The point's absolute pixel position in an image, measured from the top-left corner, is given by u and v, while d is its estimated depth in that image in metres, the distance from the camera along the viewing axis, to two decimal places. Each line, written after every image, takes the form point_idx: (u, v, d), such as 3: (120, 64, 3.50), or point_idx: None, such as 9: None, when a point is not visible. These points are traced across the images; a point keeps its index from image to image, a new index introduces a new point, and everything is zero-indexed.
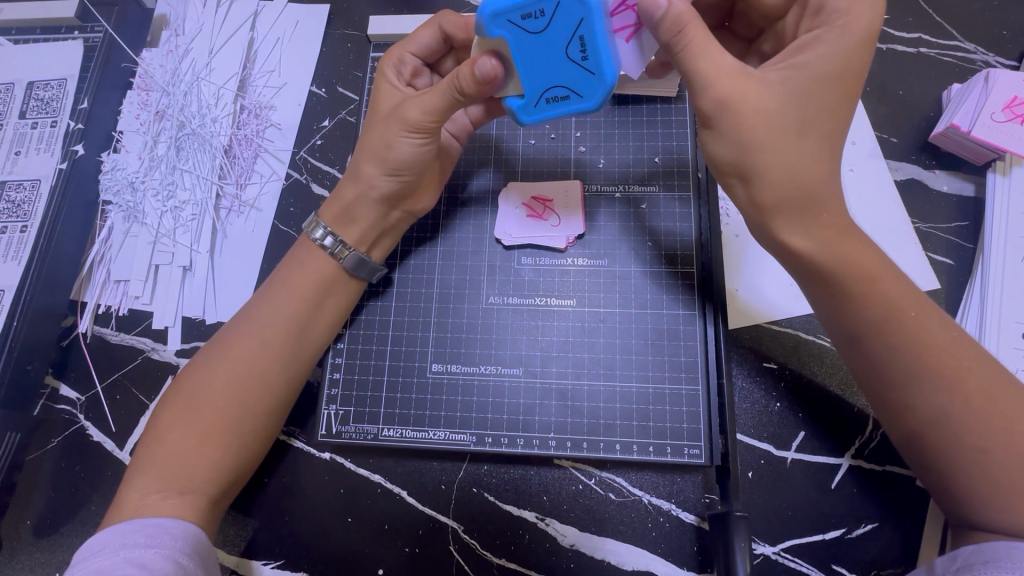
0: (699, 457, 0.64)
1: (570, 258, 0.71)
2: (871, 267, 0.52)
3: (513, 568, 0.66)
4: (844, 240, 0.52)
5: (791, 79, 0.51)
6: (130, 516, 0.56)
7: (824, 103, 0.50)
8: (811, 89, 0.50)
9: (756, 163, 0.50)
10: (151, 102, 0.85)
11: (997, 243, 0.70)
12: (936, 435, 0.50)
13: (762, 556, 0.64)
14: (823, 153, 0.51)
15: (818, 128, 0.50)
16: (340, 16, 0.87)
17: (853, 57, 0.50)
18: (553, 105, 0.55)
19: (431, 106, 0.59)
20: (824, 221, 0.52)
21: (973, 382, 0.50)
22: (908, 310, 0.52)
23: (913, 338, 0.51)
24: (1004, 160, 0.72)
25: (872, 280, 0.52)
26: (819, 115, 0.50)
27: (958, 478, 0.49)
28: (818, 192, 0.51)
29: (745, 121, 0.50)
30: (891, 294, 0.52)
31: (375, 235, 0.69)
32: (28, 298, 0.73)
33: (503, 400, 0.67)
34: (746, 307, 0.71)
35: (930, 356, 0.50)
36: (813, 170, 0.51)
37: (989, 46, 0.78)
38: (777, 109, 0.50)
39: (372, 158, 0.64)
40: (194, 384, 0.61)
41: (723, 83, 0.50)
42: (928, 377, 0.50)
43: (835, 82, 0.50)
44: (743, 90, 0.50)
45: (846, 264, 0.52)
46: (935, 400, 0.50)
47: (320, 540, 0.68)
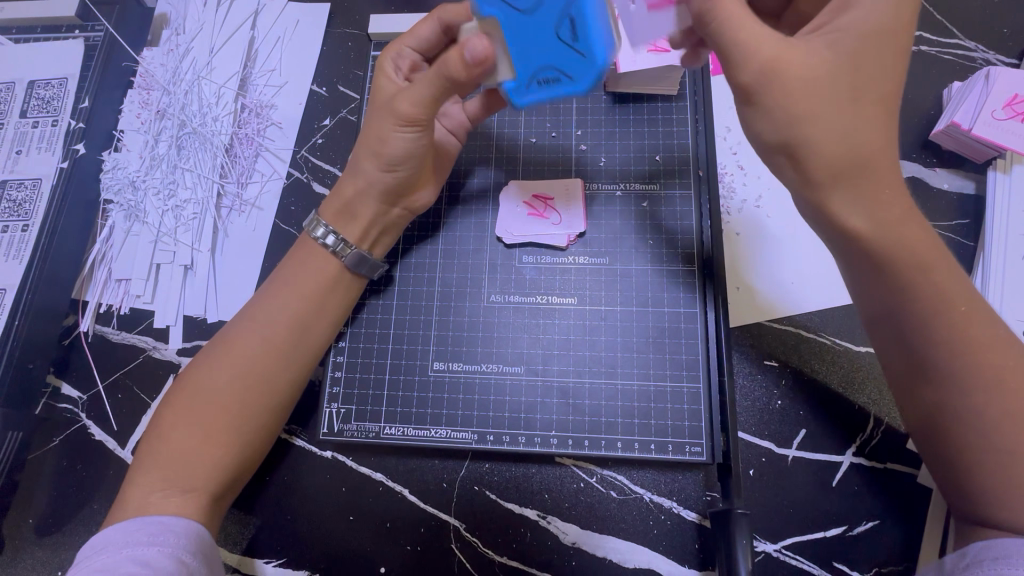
0: (701, 454, 0.64)
1: (571, 256, 0.71)
2: (928, 252, 0.50)
3: (515, 566, 0.66)
4: (903, 221, 0.50)
5: (838, 42, 0.50)
6: (134, 514, 0.56)
7: (878, 64, 0.50)
8: (863, 46, 0.49)
9: (808, 135, 0.49)
10: (152, 101, 0.85)
11: (999, 240, 0.70)
12: (962, 431, 0.50)
13: (763, 554, 0.64)
14: (880, 119, 0.50)
15: (872, 95, 0.49)
16: (340, 15, 0.87)
17: (901, 16, 0.50)
18: (544, 87, 0.57)
19: (419, 96, 0.59)
20: (883, 197, 0.50)
21: (1013, 381, 0.49)
22: (958, 304, 0.50)
23: (960, 332, 0.50)
24: (1005, 157, 0.72)
25: (926, 268, 0.50)
26: (871, 79, 0.50)
27: (975, 476, 0.49)
28: (875, 159, 0.49)
29: (793, 94, 0.49)
30: (943, 286, 0.50)
31: (377, 231, 0.69)
32: (30, 297, 0.73)
33: (505, 397, 0.68)
34: (767, 303, 0.71)
35: (972, 351, 0.49)
36: (870, 136, 0.49)
37: (988, 43, 0.78)
38: (825, 75, 0.49)
39: (371, 153, 0.64)
40: (196, 383, 0.61)
41: (770, 50, 0.49)
42: (965, 373, 0.49)
43: (888, 38, 0.50)
44: (790, 57, 0.49)
45: (903, 247, 0.50)
46: (970, 396, 0.49)
47: (322, 539, 0.68)
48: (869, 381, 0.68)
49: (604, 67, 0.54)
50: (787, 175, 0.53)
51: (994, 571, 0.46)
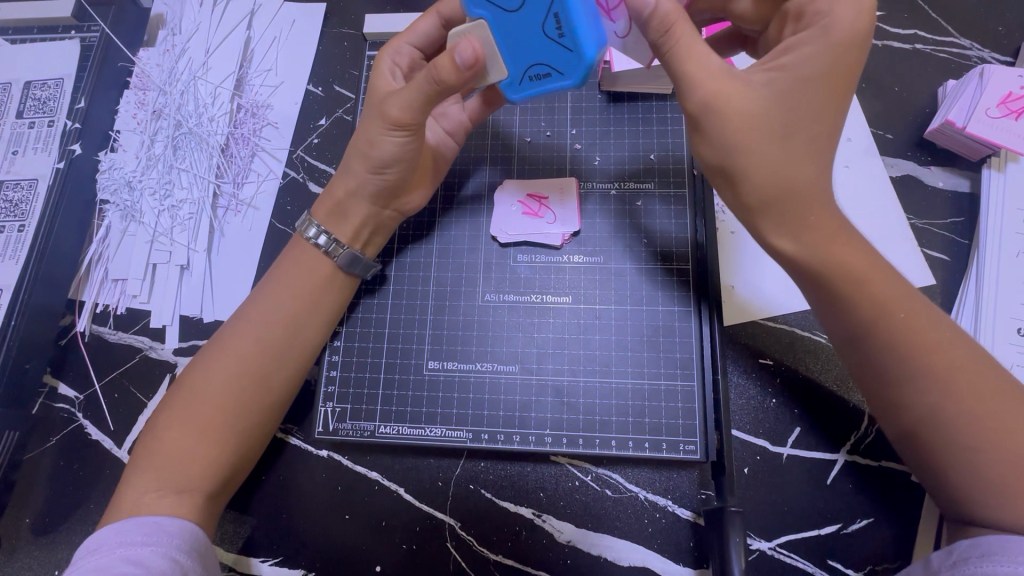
0: (695, 453, 0.64)
1: (567, 255, 0.71)
2: (863, 268, 0.51)
3: (510, 564, 0.66)
4: (837, 244, 0.51)
5: (773, 83, 0.51)
6: (128, 513, 0.56)
7: (810, 105, 0.50)
8: (797, 89, 0.50)
9: (739, 166, 0.51)
10: (148, 101, 0.85)
11: (993, 238, 0.70)
12: (930, 435, 0.50)
13: (758, 551, 0.64)
14: (810, 157, 0.51)
15: (803, 134, 0.50)
16: (336, 15, 0.87)
17: (842, 58, 0.50)
18: (536, 82, 0.58)
19: (408, 100, 0.58)
20: (815, 226, 0.51)
21: (965, 381, 0.49)
22: (898, 312, 0.51)
23: (907, 340, 0.50)
24: (999, 155, 0.72)
25: (863, 283, 0.51)
26: (806, 118, 0.50)
27: (950, 477, 0.49)
28: (802, 198, 0.51)
29: (728, 125, 0.50)
30: (881, 298, 0.51)
31: (371, 230, 0.69)
32: (26, 296, 0.73)
33: (499, 396, 0.68)
34: (744, 303, 0.71)
35: (921, 357, 0.50)
36: (799, 173, 0.50)
37: (984, 42, 0.78)
38: (761, 113, 0.50)
39: (365, 155, 0.64)
40: (193, 382, 0.61)
41: (711, 84, 0.51)
42: (924, 378, 0.50)
43: (820, 83, 0.50)
44: (729, 93, 0.51)
45: (836, 269, 0.51)
46: (932, 401, 0.50)
47: (317, 537, 0.68)
48: None
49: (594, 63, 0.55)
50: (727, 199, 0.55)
51: (983, 568, 0.46)
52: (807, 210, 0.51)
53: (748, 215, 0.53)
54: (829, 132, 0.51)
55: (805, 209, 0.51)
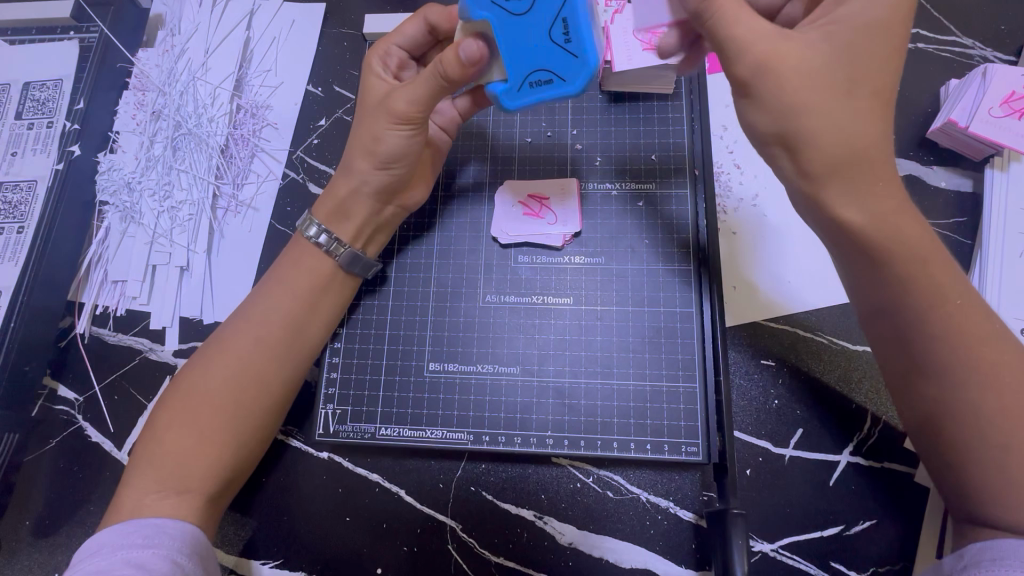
0: (696, 454, 0.64)
1: (567, 255, 0.71)
2: (924, 246, 0.50)
3: (512, 566, 0.66)
4: (900, 215, 0.50)
5: (832, 38, 0.50)
6: (129, 516, 0.56)
7: (869, 59, 0.49)
8: (854, 44, 0.49)
9: (806, 127, 0.49)
10: (147, 102, 0.85)
11: (996, 239, 0.69)
12: (963, 427, 0.49)
13: (760, 553, 0.64)
14: (874, 111, 0.49)
15: (865, 86, 0.49)
16: (335, 15, 0.87)
17: (898, 12, 0.50)
18: (535, 89, 0.56)
19: (414, 95, 0.59)
20: (880, 192, 0.50)
21: (1006, 376, 0.49)
22: (954, 298, 0.50)
23: (955, 327, 0.49)
24: (1003, 155, 0.72)
25: (923, 260, 0.50)
26: (868, 72, 0.49)
27: (970, 473, 0.49)
28: (869, 153, 0.49)
29: (790, 84, 0.49)
30: (940, 281, 0.50)
31: (371, 230, 0.69)
32: (25, 298, 0.73)
33: (500, 398, 0.67)
34: (769, 301, 0.71)
35: (970, 346, 0.49)
36: (865, 128, 0.49)
37: (986, 41, 0.78)
38: (820, 68, 0.49)
39: (365, 153, 0.64)
40: (192, 383, 0.61)
41: (764, 49, 0.50)
42: (967, 369, 0.49)
43: (880, 36, 0.49)
44: (783, 54, 0.50)
45: (896, 240, 0.50)
46: (971, 392, 0.49)
47: (319, 540, 0.68)
48: (865, 379, 0.67)
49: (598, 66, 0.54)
50: (784, 165, 0.53)
51: (991, 572, 0.45)
52: (874, 171, 0.50)
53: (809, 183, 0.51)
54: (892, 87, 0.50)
55: (872, 172, 0.50)
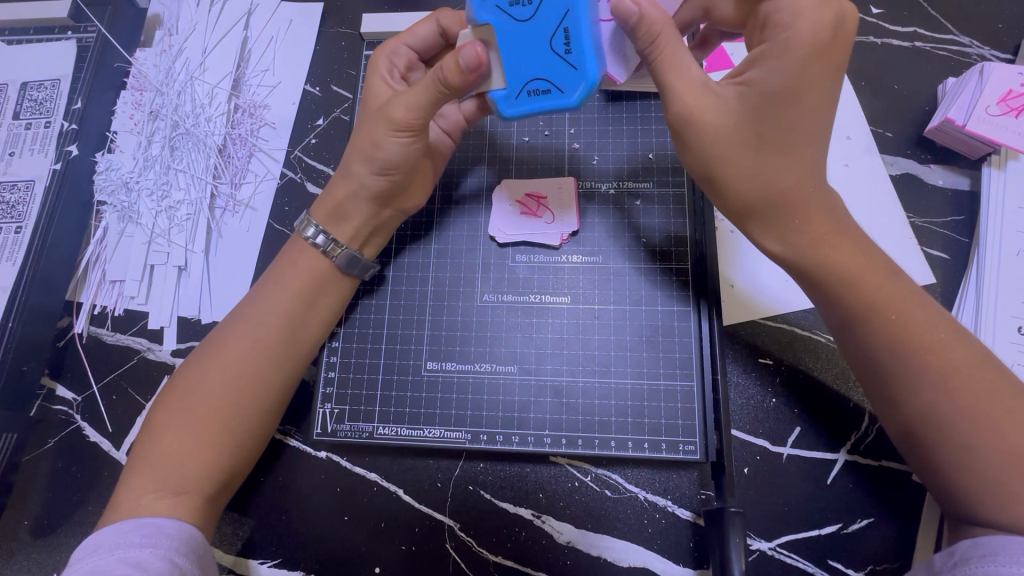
0: (694, 453, 0.64)
1: (565, 254, 0.71)
2: (852, 268, 0.52)
3: (510, 565, 0.66)
4: (827, 243, 0.52)
5: (746, 97, 0.51)
6: (127, 516, 0.56)
7: (781, 117, 0.50)
8: (765, 104, 0.50)
9: (722, 174, 0.52)
10: (145, 102, 0.85)
11: (993, 237, 0.69)
12: (925, 432, 0.50)
13: (758, 551, 0.64)
14: (787, 164, 0.51)
15: (776, 144, 0.51)
16: (334, 14, 0.87)
17: (807, 68, 0.49)
18: (535, 98, 0.56)
19: (414, 101, 0.59)
20: (802, 227, 0.52)
21: (965, 378, 0.49)
22: (889, 311, 0.51)
23: (901, 338, 0.51)
24: (999, 153, 0.72)
25: (851, 282, 0.52)
26: (779, 128, 0.50)
27: (949, 474, 0.49)
28: (785, 202, 0.52)
29: (708, 135, 0.52)
30: (873, 297, 0.51)
31: (369, 231, 0.68)
32: (23, 297, 0.73)
33: (498, 397, 0.67)
34: (746, 300, 0.71)
35: (914, 354, 0.50)
36: (778, 182, 0.51)
37: (984, 39, 0.78)
38: (733, 125, 0.51)
39: (367, 159, 0.63)
40: (189, 385, 0.61)
41: (686, 99, 0.52)
42: (918, 376, 0.50)
43: (791, 95, 0.50)
44: (704, 106, 0.52)
45: (826, 264, 0.52)
46: (926, 398, 0.50)
47: (316, 539, 0.68)
48: None
49: (598, 77, 0.54)
50: (718, 204, 0.56)
51: (983, 568, 0.45)
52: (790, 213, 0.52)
53: (738, 219, 0.55)
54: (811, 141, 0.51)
55: (788, 214, 0.52)
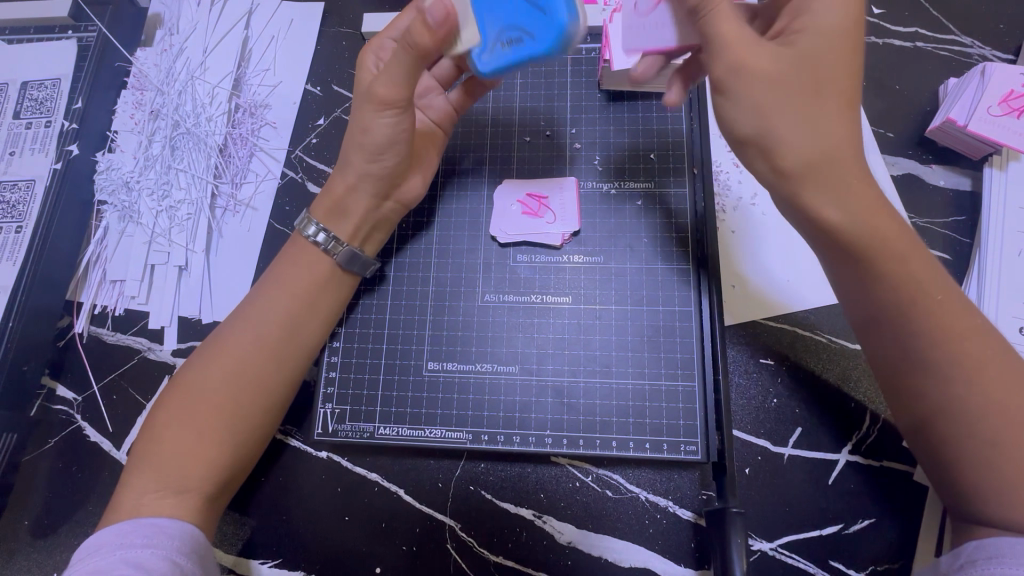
0: (696, 453, 0.64)
1: (566, 254, 0.71)
2: (900, 239, 0.50)
3: (511, 566, 0.66)
4: (877, 210, 0.50)
5: (796, 46, 0.51)
6: (128, 516, 0.55)
7: (834, 65, 0.50)
8: (822, 50, 0.50)
9: (776, 125, 0.50)
10: (145, 102, 0.85)
11: (995, 237, 0.70)
12: (948, 424, 0.49)
13: (759, 552, 0.64)
14: (842, 115, 0.50)
15: (831, 91, 0.50)
16: (334, 14, 0.87)
17: (855, 15, 0.51)
18: (509, 48, 0.56)
19: (393, 76, 0.57)
20: (855, 190, 0.50)
21: (994, 370, 0.49)
22: (934, 293, 0.50)
23: (940, 323, 0.49)
24: (1001, 154, 0.72)
25: (901, 256, 0.50)
26: (834, 75, 0.50)
27: (963, 470, 0.49)
28: (840, 156, 0.50)
29: (754, 82, 0.51)
30: (920, 277, 0.50)
31: (368, 228, 0.68)
32: (24, 297, 0.73)
33: (499, 397, 0.67)
34: (747, 300, 0.71)
35: (950, 341, 0.49)
36: (835, 131, 0.50)
37: (985, 40, 0.78)
38: (788, 74, 0.50)
39: (358, 144, 0.64)
40: (189, 384, 0.61)
41: (736, 49, 0.51)
42: (950, 365, 0.49)
43: (840, 44, 0.50)
44: (758, 55, 0.51)
45: (872, 237, 0.50)
46: (955, 388, 0.49)
47: (317, 539, 0.68)
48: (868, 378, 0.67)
49: (567, 24, 0.53)
50: (762, 170, 0.53)
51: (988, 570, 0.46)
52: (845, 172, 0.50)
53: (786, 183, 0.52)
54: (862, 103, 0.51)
55: (843, 173, 0.50)
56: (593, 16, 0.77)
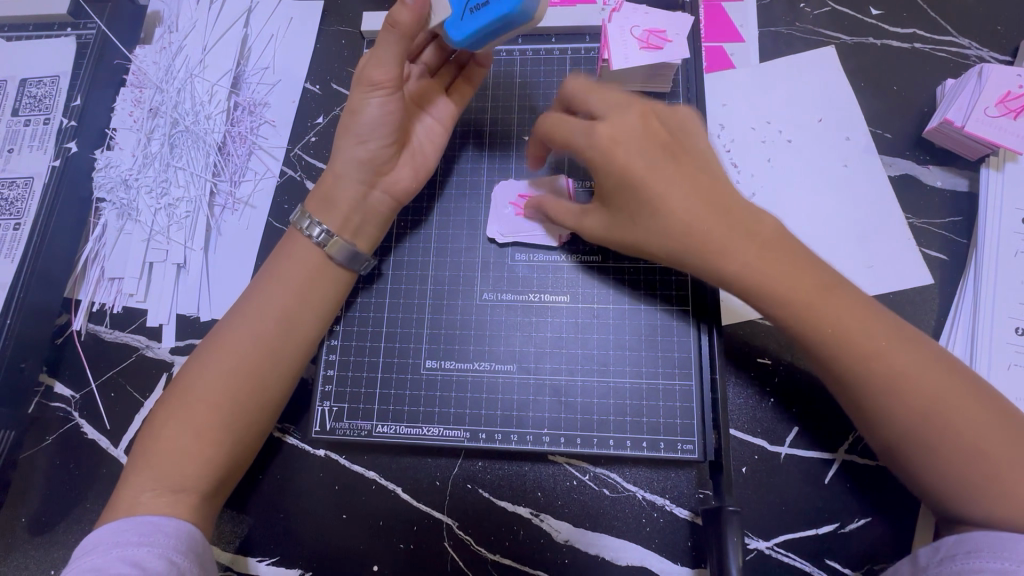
0: (692, 452, 0.64)
1: (564, 254, 0.71)
2: (781, 287, 0.53)
3: (507, 564, 0.66)
4: (757, 264, 0.53)
5: (606, 198, 0.59)
6: (126, 514, 0.56)
7: (632, 193, 0.57)
8: (618, 190, 0.58)
9: (641, 246, 0.58)
10: (144, 99, 0.84)
11: (991, 237, 0.70)
12: (893, 439, 0.51)
13: (755, 551, 0.64)
14: (669, 214, 0.56)
15: (644, 212, 0.57)
16: (334, 12, 0.87)
17: (615, 155, 0.57)
18: (482, 11, 0.57)
19: (384, 58, 0.61)
20: (722, 253, 0.54)
21: (911, 382, 0.50)
22: (830, 324, 0.52)
23: (846, 351, 0.51)
24: (997, 155, 0.72)
25: (786, 301, 0.53)
26: (636, 201, 0.57)
27: (927, 479, 0.50)
28: (688, 244, 0.55)
29: (609, 239, 0.60)
30: (812, 312, 0.52)
31: (359, 217, 0.67)
32: (22, 295, 0.73)
33: (497, 396, 0.68)
34: (740, 302, 0.71)
35: (862, 365, 0.51)
36: (669, 233, 0.56)
37: (983, 41, 0.78)
38: (612, 224, 0.60)
39: (344, 129, 0.65)
40: (188, 381, 0.61)
41: (578, 224, 0.63)
42: (872, 388, 0.51)
43: (620, 181, 0.57)
44: (590, 220, 0.62)
45: (761, 288, 0.53)
46: (882, 408, 0.51)
47: (314, 537, 0.68)
48: None
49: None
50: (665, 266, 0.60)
51: (969, 564, 0.47)
52: (703, 261, 0.55)
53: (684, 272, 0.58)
54: (682, 195, 0.56)
55: (704, 263, 0.55)
56: (592, 14, 0.77)
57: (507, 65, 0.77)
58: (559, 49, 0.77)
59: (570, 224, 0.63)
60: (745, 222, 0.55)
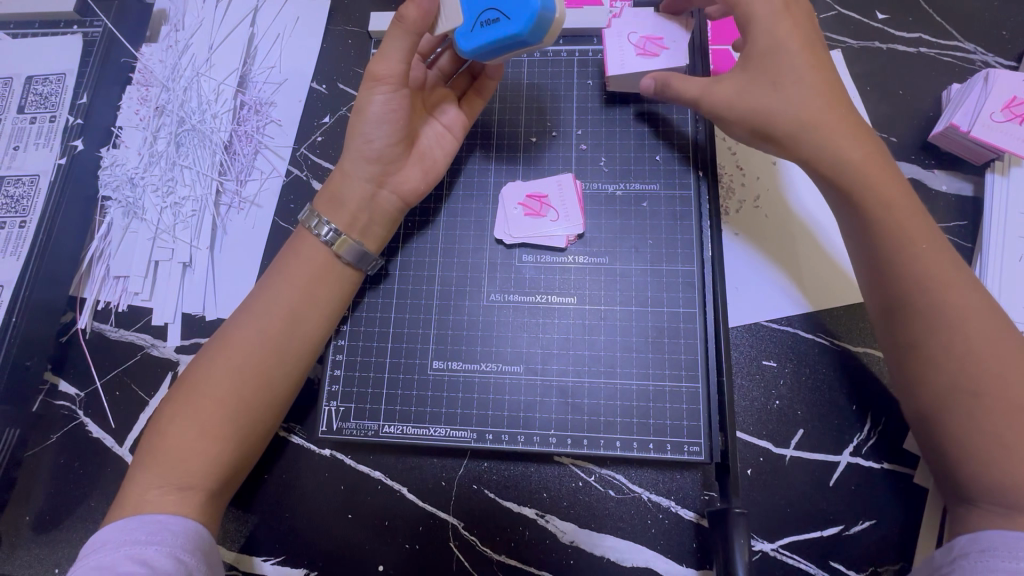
0: (699, 454, 0.64)
1: (570, 256, 0.71)
2: (889, 192, 0.57)
3: (513, 564, 0.66)
4: (873, 163, 0.58)
5: (746, 62, 0.62)
6: (132, 511, 0.56)
7: (788, 62, 0.60)
8: (772, 58, 0.60)
9: (764, 117, 0.60)
10: (150, 97, 0.84)
11: (996, 242, 0.70)
12: (935, 379, 0.53)
13: (760, 553, 0.64)
14: (812, 91, 0.59)
15: (791, 79, 0.60)
16: (341, 12, 0.86)
17: (791, 21, 0.61)
18: (486, 28, 0.59)
19: (394, 52, 0.61)
20: (847, 139, 0.59)
21: (973, 325, 0.53)
22: (917, 243, 0.56)
23: (923, 275, 0.55)
24: (1003, 160, 0.72)
25: (887, 206, 0.57)
26: (787, 69, 0.60)
27: (955, 433, 0.52)
28: (813, 122, 0.59)
29: (730, 104, 0.62)
30: (902, 229, 0.56)
31: (366, 216, 0.67)
32: (27, 292, 0.72)
33: (504, 396, 0.68)
34: (748, 304, 0.71)
35: (934, 293, 0.54)
36: (800, 107, 0.59)
37: (988, 46, 0.78)
38: (742, 91, 0.61)
39: (352, 128, 0.65)
40: (195, 379, 0.61)
41: (706, 88, 0.63)
42: (935, 318, 0.54)
43: (787, 47, 0.60)
44: (721, 87, 0.62)
45: (867, 182, 0.58)
46: (942, 339, 0.53)
47: (320, 536, 0.68)
48: (878, 383, 0.68)
49: (540, 9, 0.55)
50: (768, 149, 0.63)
51: (981, 563, 0.48)
52: (824, 142, 0.59)
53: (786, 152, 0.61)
54: (824, 83, 0.60)
55: (823, 146, 0.59)
56: (600, 17, 0.77)
57: (515, 67, 0.77)
58: (567, 51, 0.77)
59: (695, 90, 0.64)
60: (864, 129, 0.60)
